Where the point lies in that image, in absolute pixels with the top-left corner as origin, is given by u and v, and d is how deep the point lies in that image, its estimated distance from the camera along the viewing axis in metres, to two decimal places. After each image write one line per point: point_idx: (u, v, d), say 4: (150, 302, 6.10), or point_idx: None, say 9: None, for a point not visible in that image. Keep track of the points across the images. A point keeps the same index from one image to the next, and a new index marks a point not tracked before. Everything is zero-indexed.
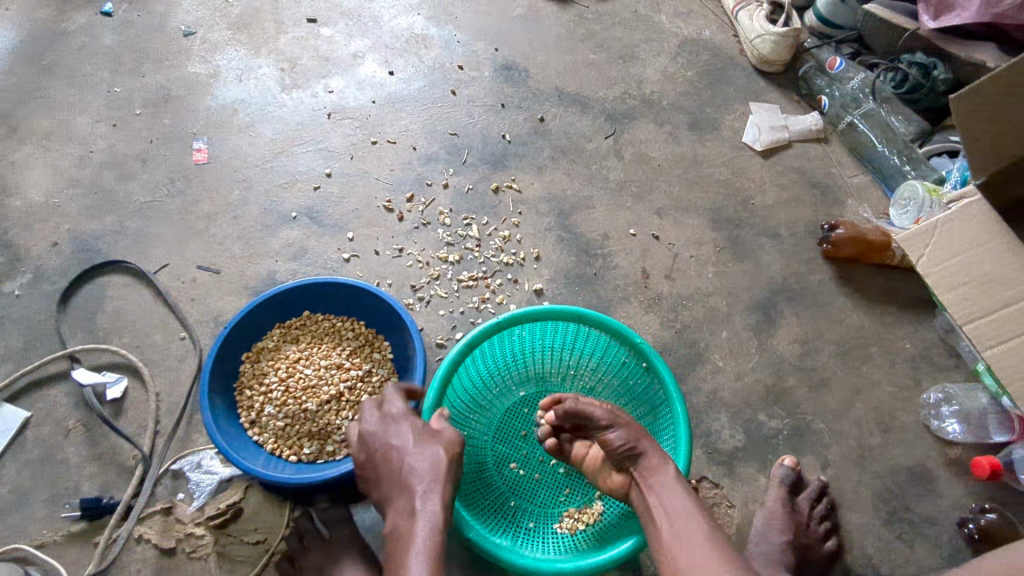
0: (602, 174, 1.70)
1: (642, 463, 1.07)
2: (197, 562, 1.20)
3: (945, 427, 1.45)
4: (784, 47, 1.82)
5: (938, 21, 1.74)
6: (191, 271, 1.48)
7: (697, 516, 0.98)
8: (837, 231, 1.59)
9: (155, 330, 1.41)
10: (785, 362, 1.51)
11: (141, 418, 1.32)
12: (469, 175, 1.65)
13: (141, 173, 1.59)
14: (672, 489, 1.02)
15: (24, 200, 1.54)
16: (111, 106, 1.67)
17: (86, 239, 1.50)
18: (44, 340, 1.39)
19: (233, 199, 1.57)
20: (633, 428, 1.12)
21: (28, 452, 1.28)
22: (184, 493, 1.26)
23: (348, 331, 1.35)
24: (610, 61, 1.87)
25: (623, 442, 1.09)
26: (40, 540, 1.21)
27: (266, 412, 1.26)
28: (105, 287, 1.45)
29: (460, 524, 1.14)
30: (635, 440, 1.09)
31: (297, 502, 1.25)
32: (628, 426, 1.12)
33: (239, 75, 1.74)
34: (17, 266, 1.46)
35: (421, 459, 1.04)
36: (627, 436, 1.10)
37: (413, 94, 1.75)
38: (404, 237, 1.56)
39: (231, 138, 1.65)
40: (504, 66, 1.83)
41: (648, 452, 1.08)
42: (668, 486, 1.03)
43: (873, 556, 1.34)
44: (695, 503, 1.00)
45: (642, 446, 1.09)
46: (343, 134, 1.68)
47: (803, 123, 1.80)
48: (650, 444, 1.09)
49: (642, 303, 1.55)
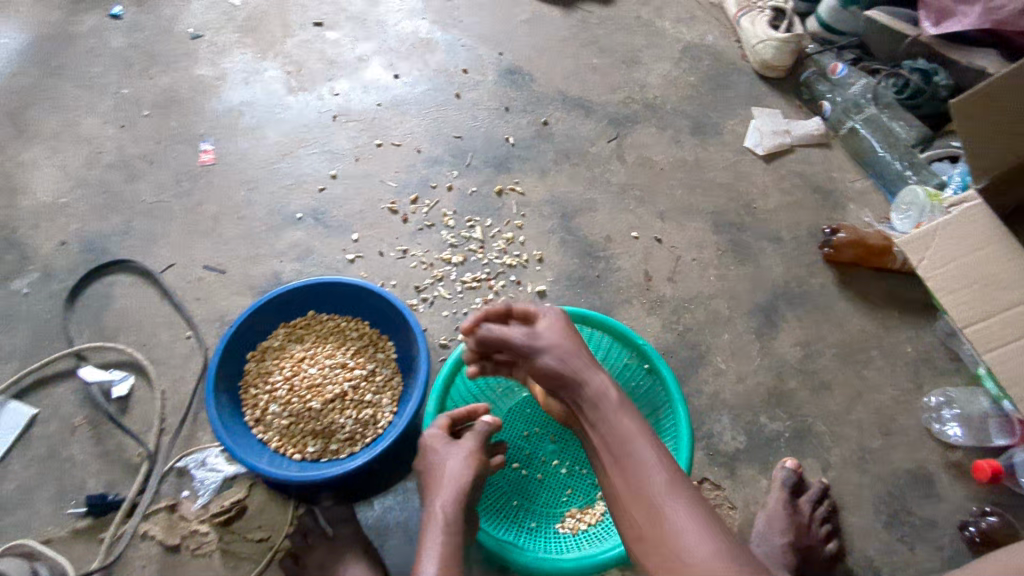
0: (605, 177, 1.71)
1: (585, 392, 0.98)
2: (201, 559, 1.21)
3: (946, 431, 1.45)
4: (786, 53, 1.84)
5: (939, 27, 1.74)
6: (197, 271, 1.49)
7: (647, 445, 0.90)
8: (839, 235, 1.62)
9: (161, 328, 1.42)
10: (787, 364, 1.52)
11: (146, 416, 1.33)
12: (473, 178, 1.66)
13: (149, 174, 1.60)
14: (619, 421, 0.94)
15: (32, 199, 1.56)
16: (119, 108, 1.69)
17: (93, 239, 1.52)
18: (51, 339, 1.40)
19: (239, 199, 1.58)
20: (568, 355, 1.02)
21: (34, 449, 1.29)
22: (189, 490, 1.27)
23: (352, 332, 1.36)
24: (613, 65, 1.89)
25: (563, 372, 1.01)
26: (45, 536, 1.22)
27: (270, 411, 1.27)
28: (112, 286, 1.46)
29: None
30: (576, 368, 1.00)
31: (300, 501, 1.26)
32: (563, 353, 1.03)
33: (245, 78, 1.76)
34: (25, 265, 1.48)
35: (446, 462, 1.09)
36: (564, 368, 1.01)
37: (417, 97, 1.77)
38: (408, 238, 1.57)
39: (238, 139, 1.66)
40: (508, 70, 1.84)
41: (590, 379, 0.99)
42: (612, 415, 0.95)
43: (874, 558, 1.34)
44: (645, 430, 0.93)
45: (583, 373, 1.00)
46: (348, 136, 1.69)
47: (805, 128, 1.81)
48: (591, 369, 1.00)
49: (644, 306, 1.56)
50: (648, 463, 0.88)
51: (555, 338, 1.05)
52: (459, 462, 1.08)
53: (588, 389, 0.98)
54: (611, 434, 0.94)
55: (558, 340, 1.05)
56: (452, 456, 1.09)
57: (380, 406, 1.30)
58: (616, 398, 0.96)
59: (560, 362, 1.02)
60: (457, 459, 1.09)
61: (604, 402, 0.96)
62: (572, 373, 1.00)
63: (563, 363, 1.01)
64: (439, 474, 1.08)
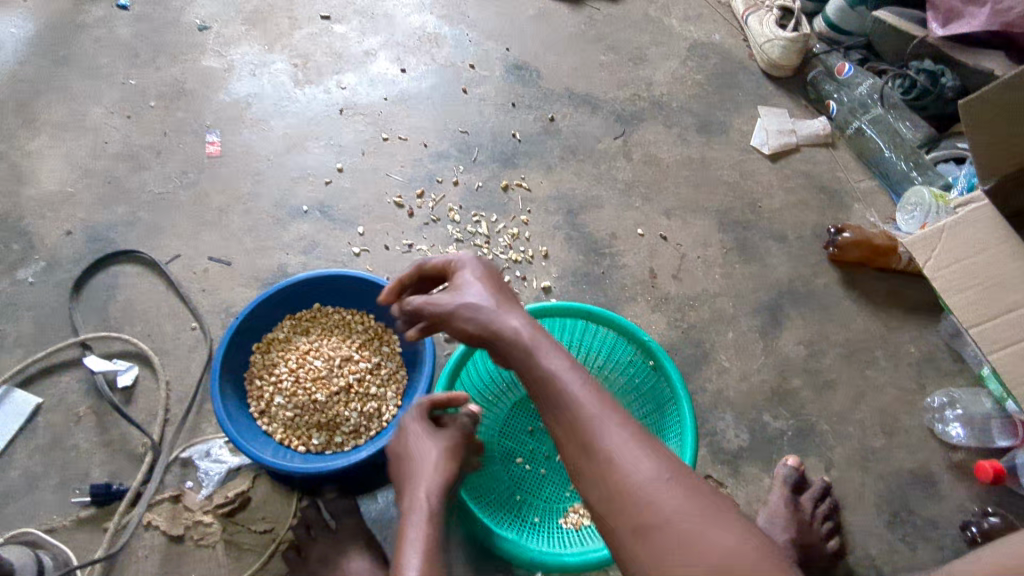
0: (611, 174, 1.71)
1: (507, 341, 0.86)
2: (204, 549, 1.21)
3: (949, 431, 1.46)
4: (793, 52, 1.83)
5: (947, 29, 1.73)
6: (202, 263, 1.49)
7: (579, 377, 0.80)
8: (844, 235, 1.61)
9: (166, 319, 1.42)
10: (791, 363, 1.52)
11: (150, 406, 1.33)
12: (479, 173, 1.66)
13: (155, 165, 1.60)
14: (542, 358, 0.82)
15: (38, 188, 1.55)
16: (126, 98, 1.68)
17: (99, 229, 1.52)
18: (56, 328, 1.40)
19: (245, 191, 1.58)
20: (489, 308, 0.89)
21: (38, 438, 1.29)
22: (193, 481, 1.27)
23: (358, 325, 1.36)
24: (620, 63, 1.88)
25: (483, 327, 0.88)
26: (50, 525, 1.23)
27: (275, 402, 1.27)
28: (117, 276, 1.46)
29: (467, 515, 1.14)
30: (491, 318, 0.88)
31: (304, 492, 1.26)
32: (481, 303, 0.90)
33: (252, 70, 1.76)
34: (31, 254, 1.48)
35: (427, 461, 1.01)
36: (483, 321, 0.89)
37: (424, 92, 1.77)
38: (413, 233, 1.57)
39: (244, 131, 1.66)
40: (515, 66, 1.84)
41: (507, 323, 0.87)
42: (539, 354, 0.83)
43: (876, 557, 1.35)
44: (575, 368, 0.81)
45: (501, 320, 0.88)
46: (355, 130, 1.69)
47: (811, 127, 1.81)
48: (509, 310, 0.89)
49: (649, 303, 1.56)
50: (581, 400, 0.77)
51: (474, 293, 0.92)
52: (439, 462, 1.01)
53: (506, 333, 0.86)
54: (538, 378, 0.81)
55: (477, 295, 0.92)
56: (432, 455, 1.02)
57: (385, 399, 1.30)
58: (534, 334, 0.85)
59: (479, 315, 0.89)
60: (438, 458, 1.02)
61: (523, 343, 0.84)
62: (493, 324, 0.88)
63: (482, 318, 0.89)
64: (418, 475, 1.00)
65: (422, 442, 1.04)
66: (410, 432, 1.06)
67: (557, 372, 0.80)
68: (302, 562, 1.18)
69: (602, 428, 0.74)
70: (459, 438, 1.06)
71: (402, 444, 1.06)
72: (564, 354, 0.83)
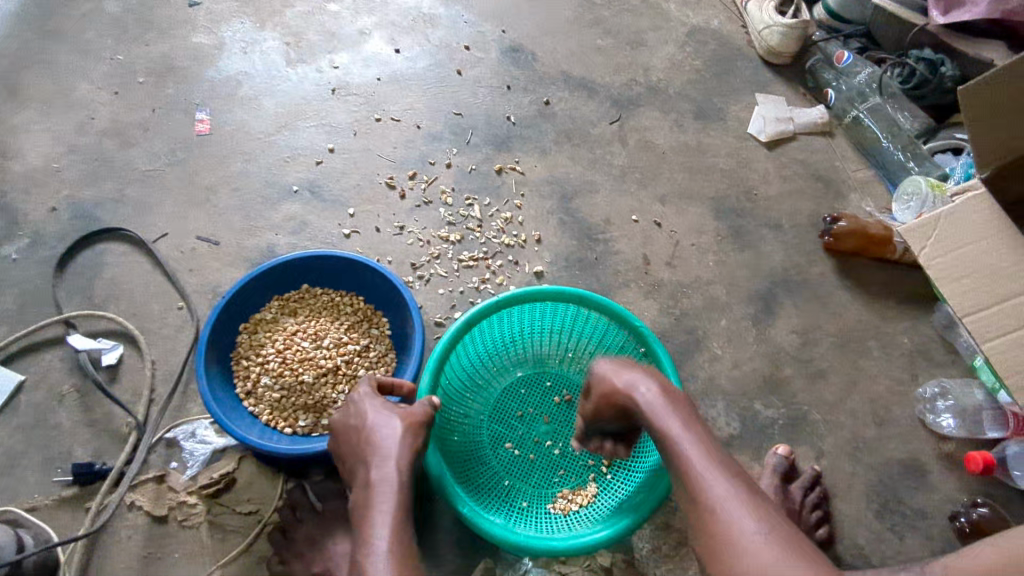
0: (606, 159, 1.69)
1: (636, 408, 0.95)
2: (188, 530, 1.20)
3: (940, 422, 1.45)
4: (792, 39, 1.81)
5: (948, 16, 1.70)
6: (190, 242, 1.47)
7: (703, 447, 0.88)
8: (840, 224, 1.60)
9: (152, 298, 1.40)
10: (783, 352, 1.51)
11: (135, 386, 1.32)
12: (472, 156, 1.64)
13: (142, 142, 1.57)
14: (668, 423, 0.91)
15: (23, 164, 1.53)
16: (114, 74, 1.65)
17: (85, 206, 1.49)
18: (40, 306, 1.38)
19: (235, 170, 1.56)
20: (625, 377, 0.98)
21: (21, 416, 1.28)
22: (177, 461, 1.25)
23: (347, 306, 1.34)
24: (617, 47, 1.86)
25: (615, 391, 0.98)
26: (31, 503, 1.21)
27: (261, 383, 1.25)
28: (103, 254, 1.44)
29: (454, 499, 1.13)
30: (622, 383, 0.97)
31: (290, 475, 1.25)
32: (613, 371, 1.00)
33: (243, 48, 1.73)
34: (15, 230, 1.45)
35: (386, 443, 0.99)
36: (617, 385, 0.98)
37: (418, 73, 1.74)
38: (404, 215, 1.55)
39: (234, 110, 1.63)
40: (511, 48, 1.81)
41: (636, 388, 0.96)
42: (668, 422, 0.92)
43: (864, 546, 1.35)
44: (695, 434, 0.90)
45: (635, 388, 0.96)
46: (347, 110, 1.66)
47: (809, 115, 1.79)
48: (641, 374, 0.98)
49: (642, 290, 1.55)
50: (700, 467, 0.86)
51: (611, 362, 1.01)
52: (401, 443, 0.99)
53: (637, 399, 0.95)
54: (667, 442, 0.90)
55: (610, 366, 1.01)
56: (393, 436, 0.99)
57: None
58: (666, 404, 0.94)
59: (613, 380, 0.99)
60: (399, 438, 0.99)
61: (653, 410, 0.93)
62: (627, 390, 0.96)
63: (617, 382, 0.98)
64: (378, 457, 0.97)
65: (380, 421, 1.01)
66: (367, 412, 1.04)
67: (683, 440, 0.89)
68: (287, 544, 1.17)
69: (721, 495, 0.83)
70: (418, 416, 1.04)
71: (357, 422, 1.03)
72: (690, 422, 0.92)
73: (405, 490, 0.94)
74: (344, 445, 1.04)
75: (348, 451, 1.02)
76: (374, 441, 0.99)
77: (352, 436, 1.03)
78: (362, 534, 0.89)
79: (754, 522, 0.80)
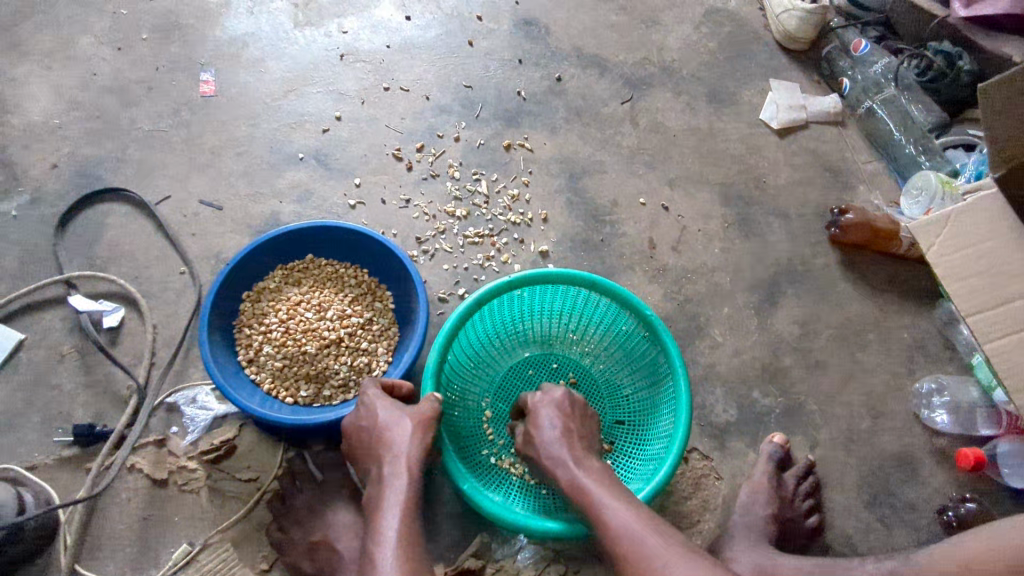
0: (616, 139, 1.67)
1: (562, 467, 1.05)
2: (188, 495, 1.21)
3: (934, 418, 1.47)
4: (810, 25, 1.77)
5: (969, 10, 1.71)
6: (193, 206, 1.45)
7: (625, 518, 0.95)
8: (846, 216, 1.58)
9: (154, 262, 1.39)
10: (784, 342, 1.52)
11: (136, 348, 1.31)
12: (481, 130, 1.62)
13: (145, 101, 1.54)
14: (591, 484, 1.01)
15: (22, 118, 1.50)
16: (117, 29, 1.61)
17: (86, 164, 1.47)
18: (41, 264, 1.37)
19: (240, 134, 1.53)
20: (559, 442, 1.08)
21: (21, 374, 1.28)
22: (178, 426, 1.26)
23: (351, 278, 1.34)
24: (632, 25, 1.82)
25: (548, 450, 1.07)
26: (32, 462, 1.22)
27: (264, 351, 1.25)
28: (104, 215, 1.42)
29: (455, 476, 1.14)
30: (555, 444, 1.08)
31: (290, 444, 1.25)
32: (548, 428, 1.10)
33: (250, 7, 1.68)
34: (15, 185, 1.43)
35: (397, 441, 1.04)
36: (551, 446, 1.08)
37: (428, 41, 1.70)
38: (411, 188, 1.54)
39: (239, 71, 1.60)
40: (524, 20, 1.77)
41: (562, 450, 1.07)
42: (593, 484, 1.01)
43: (852, 536, 1.37)
44: (617, 504, 0.97)
45: (566, 453, 1.06)
46: (355, 77, 1.63)
47: (822, 104, 1.76)
48: (573, 440, 1.09)
49: (646, 274, 1.54)
50: (619, 518, 0.95)
51: (543, 434, 1.10)
52: (411, 442, 1.04)
53: (565, 477, 1.04)
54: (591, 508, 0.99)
55: (547, 419, 1.11)
56: (402, 433, 1.05)
57: (376, 354, 1.29)
58: (591, 467, 1.05)
59: (547, 439, 1.09)
60: (410, 437, 1.04)
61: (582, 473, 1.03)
62: (558, 451, 1.07)
63: (550, 442, 1.08)
64: (389, 456, 1.03)
65: (392, 420, 1.06)
66: (377, 410, 1.08)
67: (605, 496, 0.99)
68: (286, 513, 1.18)
69: (643, 544, 0.92)
70: (428, 413, 1.07)
71: (370, 421, 1.08)
72: (608, 482, 1.02)
73: (414, 485, 1.00)
74: (358, 444, 1.09)
75: (363, 449, 1.08)
76: (385, 440, 1.05)
77: (365, 434, 1.07)
78: (373, 525, 0.95)
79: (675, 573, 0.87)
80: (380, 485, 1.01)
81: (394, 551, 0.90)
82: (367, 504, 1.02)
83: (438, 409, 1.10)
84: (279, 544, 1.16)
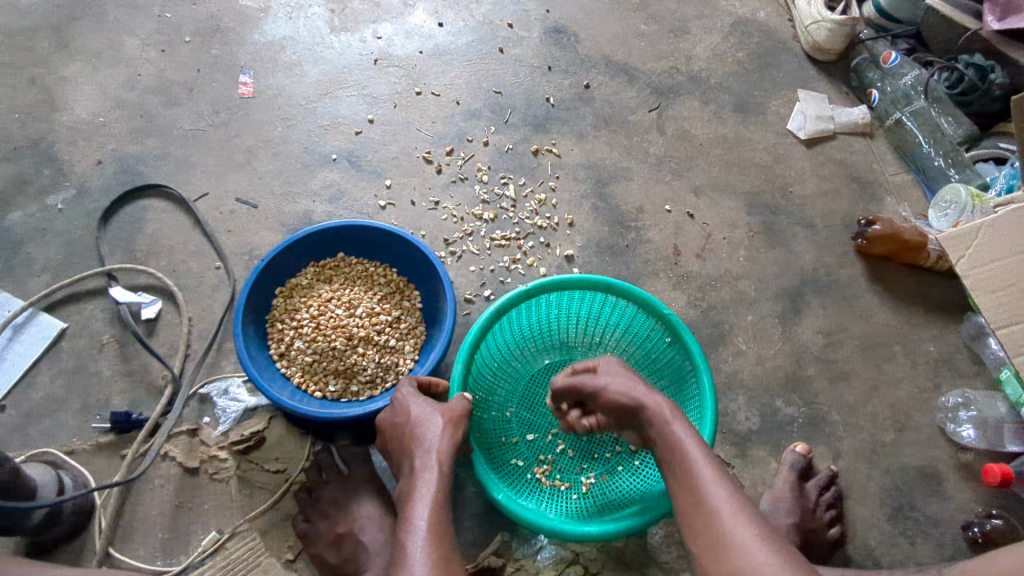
0: (642, 147, 1.68)
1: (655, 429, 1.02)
2: (218, 483, 1.24)
3: (960, 432, 1.45)
4: (840, 36, 1.77)
5: (1003, 23, 1.69)
6: (229, 203, 1.49)
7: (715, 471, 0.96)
8: (873, 227, 1.57)
9: (191, 257, 1.43)
10: (807, 352, 1.52)
11: (172, 340, 1.35)
12: (509, 135, 1.64)
13: (186, 101, 1.59)
14: (682, 433, 1.00)
15: (70, 115, 1.55)
16: (161, 32, 1.66)
17: (129, 161, 1.52)
18: (84, 256, 1.42)
19: (276, 134, 1.57)
20: (650, 396, 1.06)
21: (62, 362, 1.32)
22: (210, 417, 1.30)
23: (380, 278, 1.37)
24: (660, 34, 1.83)
25: (627, 401, 1.05)
26: (70, 447, 1.26)
27: (295, 346, 1.28)
28: (144, 210, 1.47)
29: (489, 486, 1.14)
30: (637, 395, 1.05)
31: (318, 438, 1.28)
32: (629, 382, 1.07)
33: (288, 12, 1.73)
34: (62, 180, 1.49)
35: (428, 438, 1.06)
36: (637, 402, 1.05)
37: (460, 47, 1.73)
38: (440, 190, 1.57)
39: (276, 74, 1.64)
40: (554, 29, 1.80)
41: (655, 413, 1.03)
42: (684, 436, 1.00)
43: (875, 548, 1.36)
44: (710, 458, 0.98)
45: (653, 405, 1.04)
46: (389, 81, 1.67)
47: (850, 115, 1.76)
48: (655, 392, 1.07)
49: (670, 280, 1.55)
50: (717, 491, 0.93)
51: (631, 379, 1.08)
52: (441, 438, 1.06)
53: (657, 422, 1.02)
54: (682, 454, 0.98)
55: (623, 375, 1.09)
56: (434, 430, 1.07)
57: (403, 352, 1.31)
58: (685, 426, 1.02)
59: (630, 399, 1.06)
60: (440, 434, 1.06)
61: (673, 431, 1.01)
62: (644, 405, 1.04)
63: (632, 404, 1.05)
64: (420, 451, 1.05)
65: (424, 417, 1.09)
66: (410, 407, 1.11)
67: (698, 454, 0.98)
68: (312, 504, 1.21)
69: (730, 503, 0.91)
70: (457, 410, 1.10)
71: (402, 418, 1.10)
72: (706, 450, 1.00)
73: (444, 481, 1.02)
74: (391, 441, 1.11)
75: (395, 446, 1.10)
76: (417, 435, 1.07)
77: (397, 430, 1.10)
78: (403, 518, 0.97)
79: (759, 534, 0.88)
80: (411, 479, 1.03)
81: (424, 544, 0.92)
82: (398, 498, 1.04)
83: (468, 407, 1.13)
84: (305, 535, 1.18)
